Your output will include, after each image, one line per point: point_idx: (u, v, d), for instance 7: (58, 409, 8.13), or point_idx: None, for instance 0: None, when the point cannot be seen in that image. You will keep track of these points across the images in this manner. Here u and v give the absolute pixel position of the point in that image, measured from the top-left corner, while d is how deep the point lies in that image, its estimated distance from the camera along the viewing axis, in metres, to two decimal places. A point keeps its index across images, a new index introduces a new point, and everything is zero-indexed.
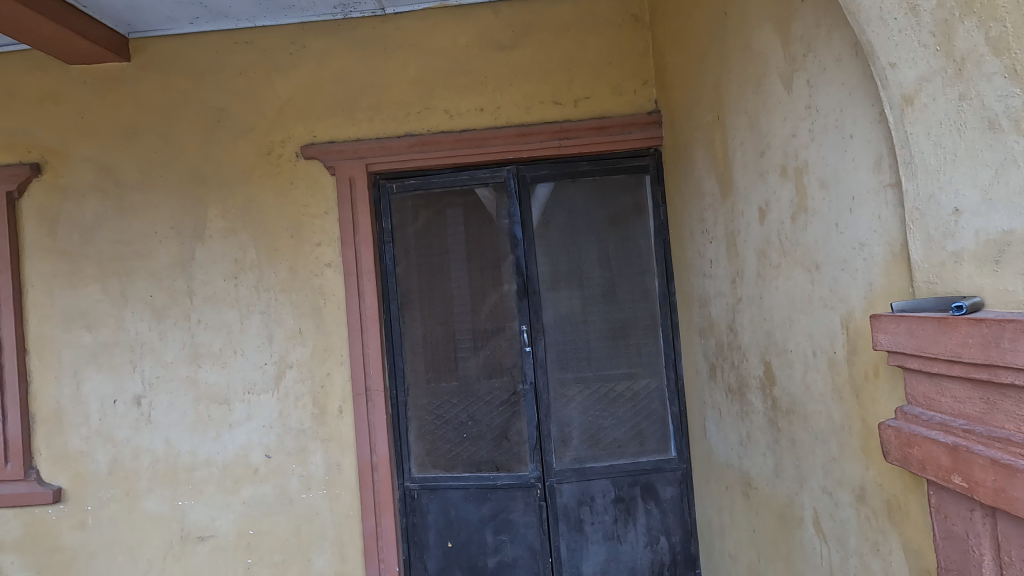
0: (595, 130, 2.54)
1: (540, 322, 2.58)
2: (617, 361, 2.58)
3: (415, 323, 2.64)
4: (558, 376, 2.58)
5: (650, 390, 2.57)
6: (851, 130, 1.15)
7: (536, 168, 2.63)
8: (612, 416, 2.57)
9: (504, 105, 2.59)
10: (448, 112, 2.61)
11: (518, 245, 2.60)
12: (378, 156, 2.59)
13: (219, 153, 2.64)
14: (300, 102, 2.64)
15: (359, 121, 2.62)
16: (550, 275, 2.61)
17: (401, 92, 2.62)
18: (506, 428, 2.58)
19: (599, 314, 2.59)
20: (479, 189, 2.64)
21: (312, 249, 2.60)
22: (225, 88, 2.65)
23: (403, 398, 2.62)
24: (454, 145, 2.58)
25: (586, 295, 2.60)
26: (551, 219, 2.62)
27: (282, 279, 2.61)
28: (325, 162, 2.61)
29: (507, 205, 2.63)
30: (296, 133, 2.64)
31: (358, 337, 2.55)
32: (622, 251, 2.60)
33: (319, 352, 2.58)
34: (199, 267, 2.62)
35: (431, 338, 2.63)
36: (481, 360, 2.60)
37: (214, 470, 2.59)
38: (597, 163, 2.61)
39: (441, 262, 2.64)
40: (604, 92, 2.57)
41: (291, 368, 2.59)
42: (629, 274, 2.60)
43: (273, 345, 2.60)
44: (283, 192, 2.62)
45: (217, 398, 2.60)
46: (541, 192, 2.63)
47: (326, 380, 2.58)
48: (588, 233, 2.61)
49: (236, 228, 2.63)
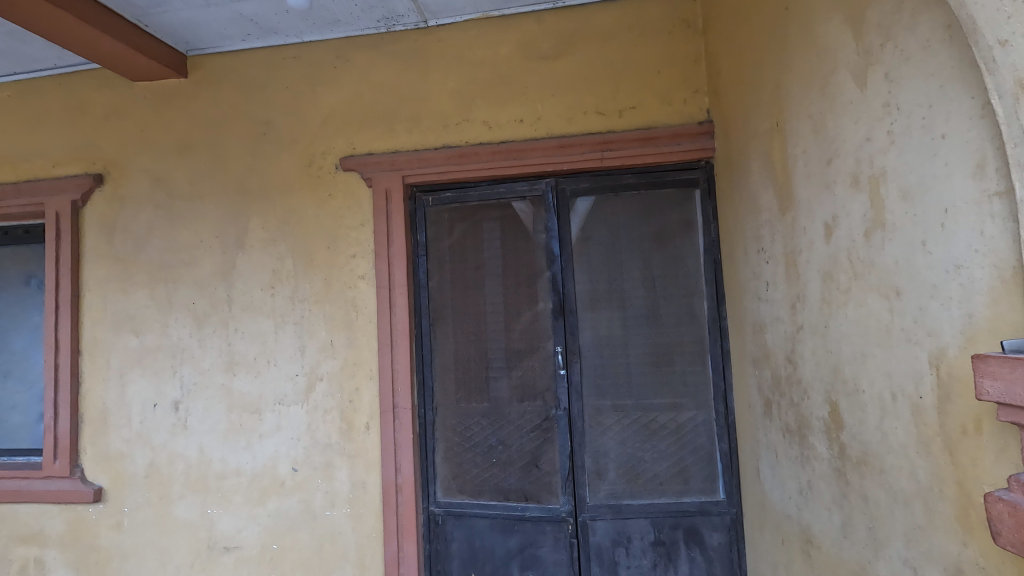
0: (639, 141, 2.40)
1: (576, 344, 2.42)
2: (659, 389, 2.38)
3: (446, 338, 2.55)
4: (594, 403, 2.41)
5: (696, 423, 2.35)
6: (944, 129, 0.95)
7: (576, 182, 2.49)
8: (653, 449, 2.36)
9: (545, 116, 2.50)
10: (487, 123, 2.54)
11: (554, 261, 2.46)
12: (415, 168, 2.55)
13: (264, 166, 2.69)
14: (342, 115, 2.66)
15: (398, 133, 2.60)
16: (589, 294, 2.45)
17: (440, 104, 2.58)
18: (537, 455, 2.42)
19: (642, 338, 2.40)
20: (516, 203, 2.54)
21: (346, 261, 2.58)
22: (271, 103, 2.71)
23: (431, 418, 2.52)
24: (492, 157, 2.50)
25: (626, 316, 2.42)
26: (591, 234, 2.47)
27: (316, 290, 2.60)
28: (362, 174, 2.59)
29: (545, 219, 2.50)
30: (337, 146, 2.64)
31: (388, 351, 2.48)
32: (668, 271, 2.41)
33: (349, 366, 2.54)
34: (239, 276, 2.66)
35: (461, 357, 2.53)
36: (513, 382, 2.46)
37: (243, 479, 2.59)
38: (642, 176, 2.45)
39: (475, 277, 2.54)
40: (651, 101, 2.43)
41: (321, 380, 2.56)
42: (675, 295, 2.40)
43: (304, 356, 2.58)
44: (322, 203, 2.63)
45: (249, 408, 2.61)
46: (581, 206, 2.49)
47: (354, 395, 2.52)
48: (631, 249, 2.44)
49: (276, 238, 2.65)
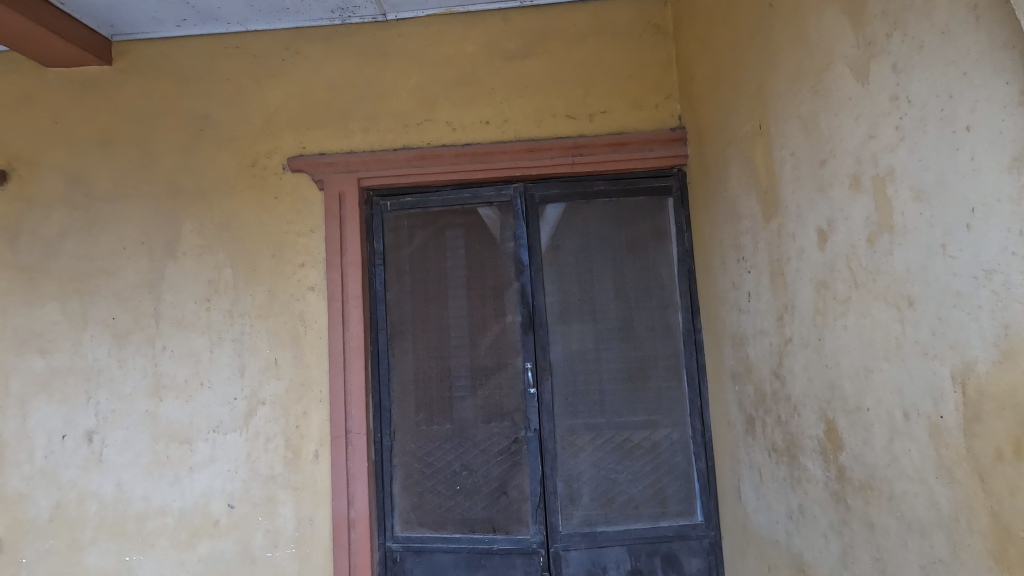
0: (611, 146, 2.30)
1: (546, 360, 2.27)
2: (634, 406, 2.25)
3: (405, 355, 2.34)
4: (566, 423, 2.25)
5: (672, 441, 2.23)
6: (969, 120, 0.87)
7: (545, 187, 2.36)
8: (628, 471, 2.22)
9: (512, 119, 2.36)
10: (451, 124, 2.38)
11: (523, 272, 2.31)
12: (372, 170, 2.35)
13: (200, 165, 2.42)
14: (290, 112, 2.43)
15: (353, 132, 2.40)
16: (559, 306, 2.30)
17: (400, 103, 2.40)
18: (505, 482, 2.23)
19: (615, 352, 2.28)
20: (482, 209, 2.37)
21: (294, 271, 2.34)
22: (210, 96, 2.45)
23: (389, 443, 2.29)
24: (456, 160, 2.33)
25: (599, 330, 2.29)
26: (561, 243, 2.33)
27: (259, 303, 2.34)
28: (313, 175, 2.36)
29: (513, 226, 2.35)
30: (285, 144, 2.41)
31: (340, 371, 2.25)
32: (641, 282, 2.30)
33: (295, 388, 2.28)
34: (169, 288, 2.36)
35: (421, 375, 2.32)
36: (479, 402, 2.28)
37: (169, 520, 2.26)
38: (614, 183, 2.34)
39: (438, 289, 2.35)
40: (623, 106, 2.34)
41: (263, 404, 2.29)
42: (648, 307, 2.29)
43: (244, 378, 2.31)
44: (266, 207, 2.38)
45: (177, 437, 2.29)
46: (550, 213, 2.35)
47: (301, 420, 2.27)
48: (603, 259, 2.32)
49: (213, 245, 2.37)
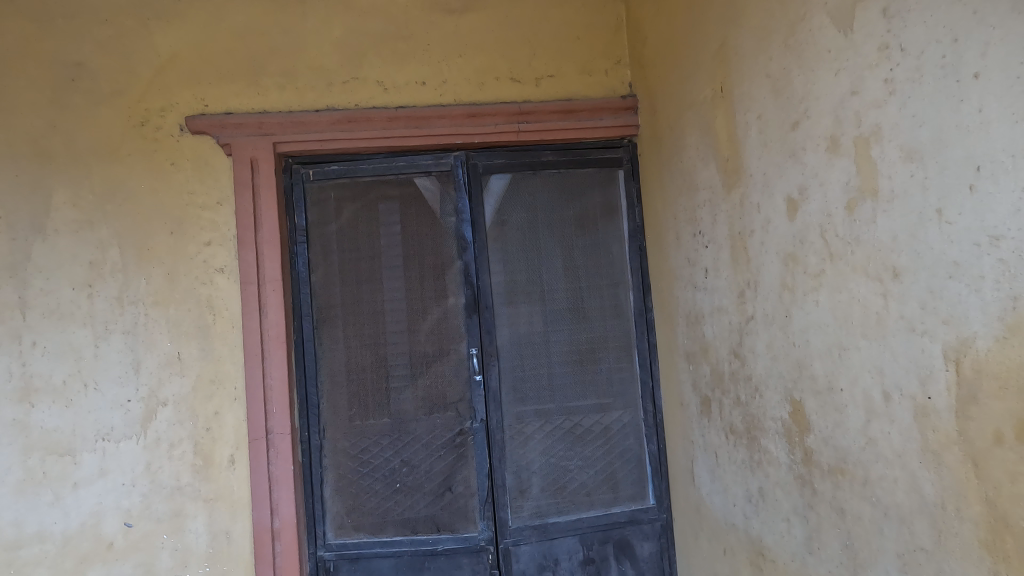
0: (559, 114, 2.14)
1: (492, 345, 2.09)
2: (584, 390, 2.14)
3: (334, 343, 2.09)
4: (515, 411, 2.11)
5: (623, 425, 2.15)
6: (977, 67, 0.80)
7: (489, 157, 2.15)
8: (579, 458, 2.12)
9: (452, 80, 2.13)
10: (382, 84, 2.11)
11: (466, 249, 2.11)
12: (291, 134, 2.04)
13: (72, 122, 2.00)
14: (187, 62, 2.06)
15: (266, 89, 2.07)
16: (506, 286, 2.13)
17: (322, 57, 2.10)
18: (449, 477, 2.06)
19: (565, 334, 2.14)
20: (419, 180, 2.13)
21: (198, 250, 2.01)
22: (82, 39, 2.02)
23: (317, 443, 2.05)
24: (389, 124, 2.08)
25: (548, 311, 2.14)
26: (507, 217, 2.14)
27: (156, 289, 1.99)
28: (218, 138, 2.02)
29: (454, 199, 2.13)
30: (181, 101, 2.04)
31: (257, 364, 1.96)
32: (592, 259, 2.17)
33: (204, 385, 1.98)
34: (38, 272, 1.96)
35: (354, 366, 2.08)
36: (420, 392, 2.08)
37: (48, 547, 1.90)
38: (562, 154, 2.18)
39: (371, 269, 2.11)
40: (571, 70, 2.18)
41: (165, 406, 1.97)
42: (599, 286, 2.17)
43: (140, 376, 1.97)
44: (161, 175, 2.02)
45: (55, 449, 1.93)
46: (495, 185, 2.15)
47: (213, 422, 1.97)
48: (552, 235, 2.16)
49: (93, 220, 1.98)
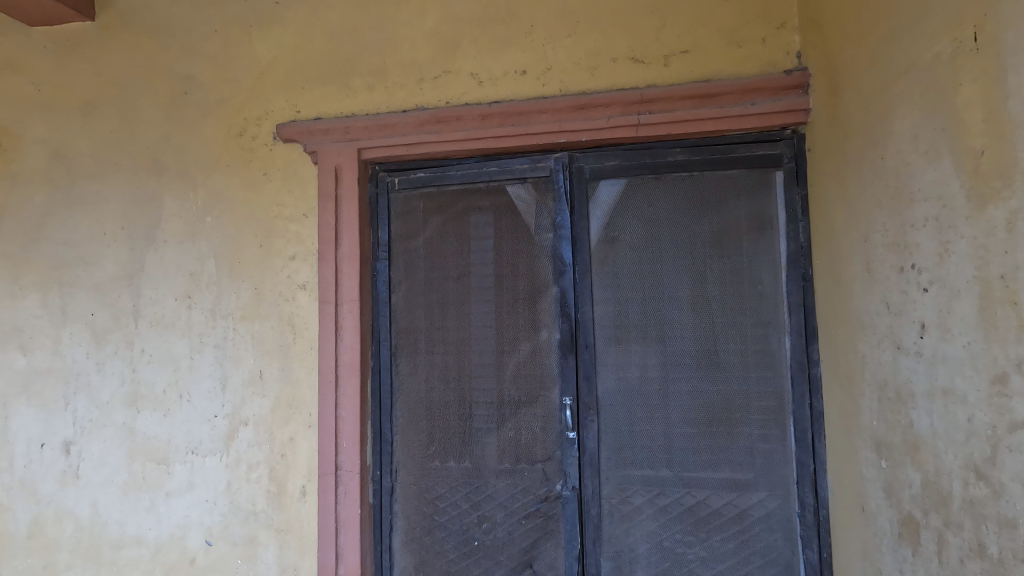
0: (694, 100, 1.64)
1: (592, 396, 1.68)
2: (713, 465, 1.62)
3: (412, 375, 1.83)
4: (617, 481, 1.67)
5: (767, 518, 1.59)
6: None
7: (599, 159, 1.73)
8: (701, 552, 1.62)
9: (558, 66, 1.76)
10: (477, 76, 1.81)
11: (565, 273, 1.72)
12: (377, 139, 1.84)
13: (183, 135, 2.03)
14: (283, 67, 1.97)
15: (356, 91, 1.90)
16: (613, 321, 1.69)
17: (414, 51, 1.87)
18: (532, 550, 1.71)
19: (689, 388, 1.64)
20: (513, 187, 1.79)
21: (283, 264, 1.91)
22: (196, 52, 2.04)
23: (389, 485, 1.82)
24: (481, 122, 1.77)
25: (667, 357, 1.66)
26: (618, 234, 1.70)
27: (244, 303, 1.93)
28: (306, 145, 1.90)
29: (552, 211, 1.75)
30: (276, 108, 1.96)
31: (331, 392, 1.79)
32: (730, 291, 1.64)
33: (282, 408, 1.87)
34: (149, 281, 2.01)
35: (432, 403, 1.81)
36: (502, 443, 1.74)
37: (144, 551, 1.95)
38: (696, 152, 1.67)
39: (455, 291, 1.82)
40: (713, 43, 1.66)
41: (246, 425, 1.90)
42: (741, 328, 1.62)
43: (226, 392, 1.92)
44: (254, 185, 1.95)
45: (154, 456, 1.96)
46: (605, 192, 1.72)
47: (288, 448, 1.86)
48: (677, 257, 1.67)
49: (195, 232, 1.99)
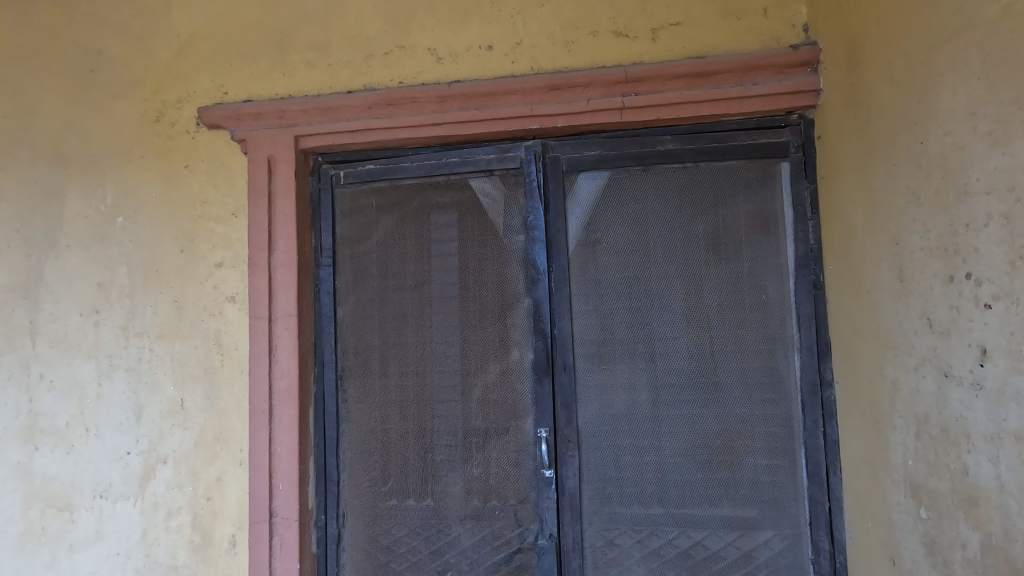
0: (687, 79, 1.41)
1: (572, 428, 1.44)
2: (712, 505, 1.39)
3: (362, 404, 1.56)
4: (601, 527, 1.43)
5: (774, 565, 1.37)
6: None
7: (577, 148, 1.49)
8: None
9: (528, 40, 1.51)
10: (434, 52, 1.55)
11: (539, 282, 1.47)
12: (317, 124, 1.56)
13: (88, 119, 1.71)
14: (208, 42, 1.68)
15: (293, 69, 1.62)
16: (595, 339, 1.45)
17: (361, 23, 1.60)
18: None
19: (684, 416, 1.41)
20: (477, 181, 1.53)
21: (208, 273, 1.62)
22: (105, 22, 1.73)
23: (335, 534, 1.55)
24: (439, 105, 1.51)
25: (658, 380, 1.42)
26: (600, 236, 1.46)
27: (162, 319, 1.63)
28: (235, 132, 1.61)
29: (524, 209, 1.50)
30: (199, 89, 1.67)
31: (264, 425, 1.51)
32: (730, 302, 1.41)
33: (207, 443, 1.58)
34: (50, 292, 1.67)
35: (384, 437, 1.54)
36: (467, 483, 1.48)
37: None
38: (688, 140, 1.44)
39: (411, 303, 1.55)
40: (708, 14, 1.44)
41: (164, 464, 1.60)
42: (743, 344, 1.40)
43: (140, 424, 1.62)
44: (172, 180, 1.65)
45: (54, 503, 1.63)
46: (584, 187, 1.48)
47: (214, 489, 1.57)
48: (668, 263, 1.44)
49: (104, 234, 1.67)
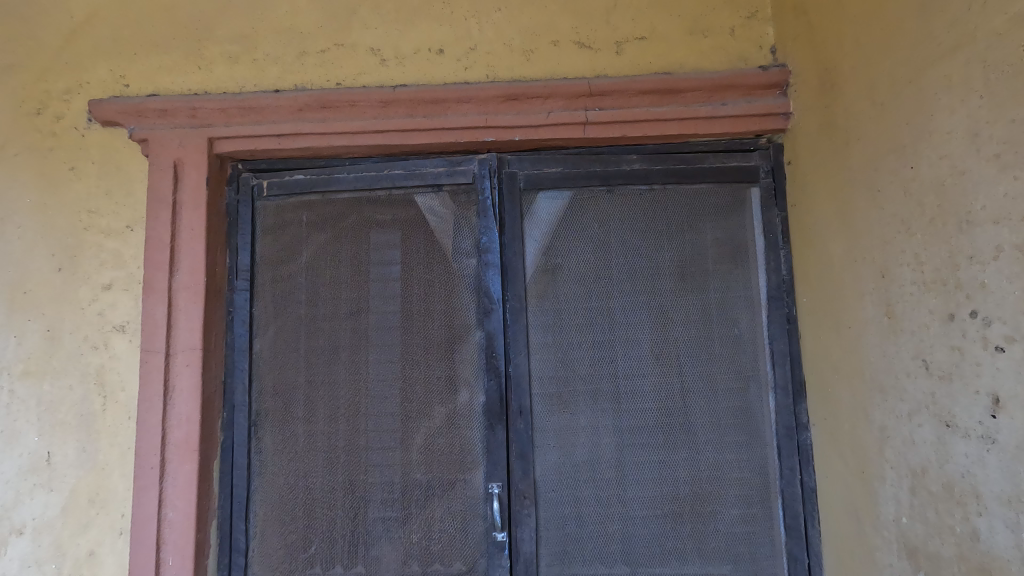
0: (654, 96, 1.31)
1: (528, 481, 1.25)
2: (683, 565, 1.24)
3: (280, 456, 1.31)
4: None
5: None
6: None
7: (536, 164, 1.35)
8: None
9: (483, 46, 1.37)
10: (377, 53, 1.38)
11: (493, 313, 1.30)
12: (237, 126, 1.34)
13: None
14: (108, 25, 1.43)
15: (211, 62, 1.40)
16: (555, 379, 1.29)
17: (294, 16, 1.41)
18: None
19: (652, 465, 1.27)
20: (424, 197, 1.36)
21: (92, 296, 1.33)
22: None
23: None
24: (382, 111, 1.33)
25: (624, 425, 1.27)
26: (560, 263, 1.32)
27: (28, 353, 1.31)
28: (134, 131, 1.36)
29: (476, 230, 1.33)
30: (94, 78, 1.41)
31: (154, 485, 1.23)
32: (699, 337, 1.29)
33: (79, 508, 1.27)
34: None
35: (305, 497, 1.29)
36: (405, 551, 1.26)
37: None
38: (655, 161, 1.34)
39: (344, 336, 1.33)
40: (675, 29, 1.35)
41: (18, 537, 1.27)
42: (714, 383, 1.28)
43: None
44: (52, 183, 1.37)
45: None
46: (543, 207, 1.34)
47: (84, 567, 1.26)
48: (634, 293, 1.31)
49: None
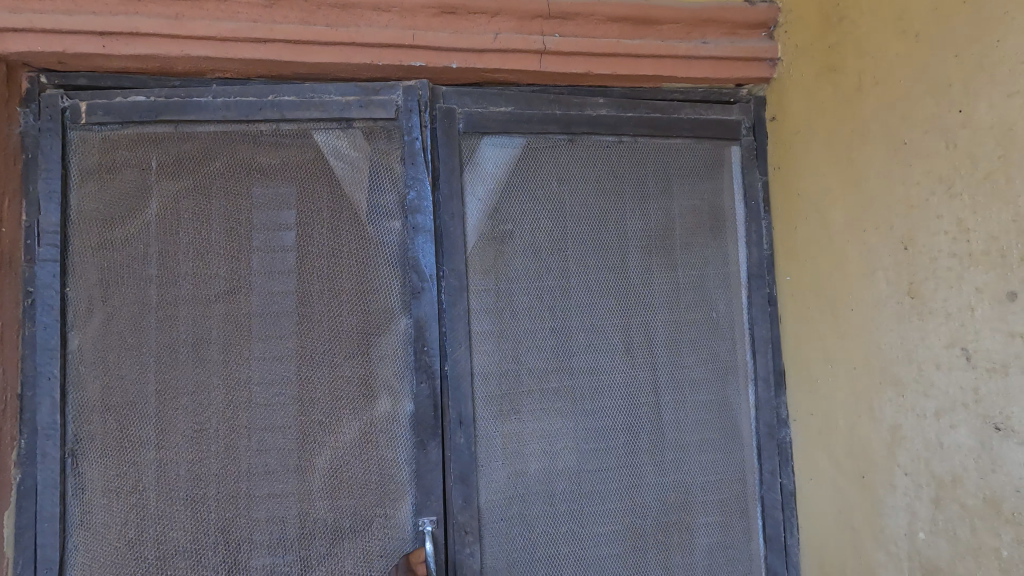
0: (625, 25, 1.06)
1: (470, 511, 0.98)
2: None
3: (116, 498, 0.92)
4: None
5: None
6: None
7: (479, 102, 1.04)
8: None
9: None
10: None
11: (423, 295, 0.99)
12: (31, 15, 0.89)
13: None
14: None
15: None
16: (504, 379, 1.02)
17: None
18: None
19: (618, 477, 1.05)
20: (327, 137, 1.00)
21: None
22: None
23: None
24: (264, 12, 0.95)
25: (586, 433, 1.04)
26: (509, 230, 1.04)
27: None
28: None
29: (400, 185, 1.01)
30: None
31: None
32: (672, 321, 1.08)
33: None
34: None
35: (154, 556, 0.92)
36: None
37: None
38: (624, 107, 1.09)
39: (212, 327, 0.96)
40: None
41: None
42: (689, 376, 1.08)
43: None
44: None
45: None
46: (488, 158, 1.04)
47: None
48: (597, 270, 1.07)
49: None
